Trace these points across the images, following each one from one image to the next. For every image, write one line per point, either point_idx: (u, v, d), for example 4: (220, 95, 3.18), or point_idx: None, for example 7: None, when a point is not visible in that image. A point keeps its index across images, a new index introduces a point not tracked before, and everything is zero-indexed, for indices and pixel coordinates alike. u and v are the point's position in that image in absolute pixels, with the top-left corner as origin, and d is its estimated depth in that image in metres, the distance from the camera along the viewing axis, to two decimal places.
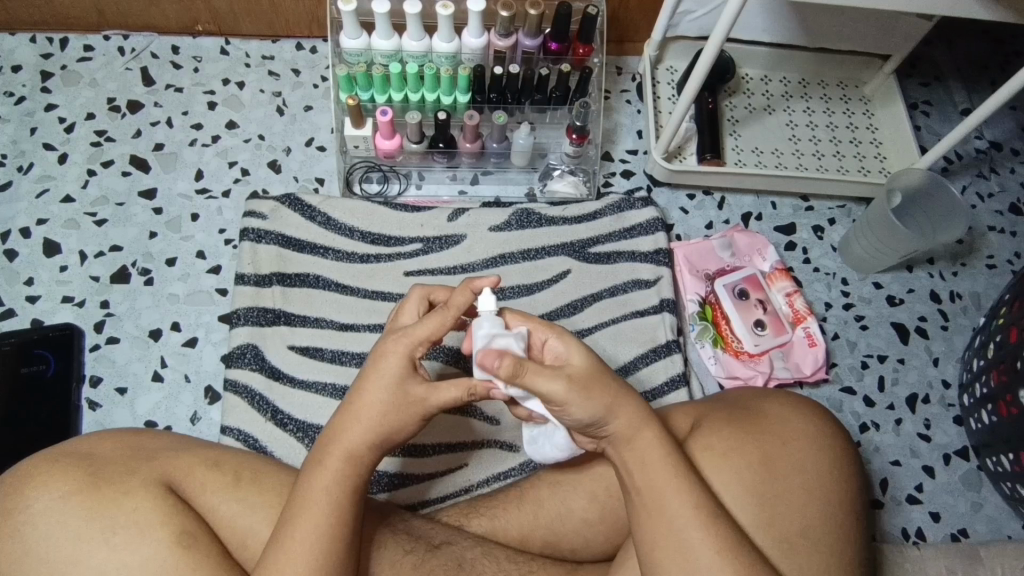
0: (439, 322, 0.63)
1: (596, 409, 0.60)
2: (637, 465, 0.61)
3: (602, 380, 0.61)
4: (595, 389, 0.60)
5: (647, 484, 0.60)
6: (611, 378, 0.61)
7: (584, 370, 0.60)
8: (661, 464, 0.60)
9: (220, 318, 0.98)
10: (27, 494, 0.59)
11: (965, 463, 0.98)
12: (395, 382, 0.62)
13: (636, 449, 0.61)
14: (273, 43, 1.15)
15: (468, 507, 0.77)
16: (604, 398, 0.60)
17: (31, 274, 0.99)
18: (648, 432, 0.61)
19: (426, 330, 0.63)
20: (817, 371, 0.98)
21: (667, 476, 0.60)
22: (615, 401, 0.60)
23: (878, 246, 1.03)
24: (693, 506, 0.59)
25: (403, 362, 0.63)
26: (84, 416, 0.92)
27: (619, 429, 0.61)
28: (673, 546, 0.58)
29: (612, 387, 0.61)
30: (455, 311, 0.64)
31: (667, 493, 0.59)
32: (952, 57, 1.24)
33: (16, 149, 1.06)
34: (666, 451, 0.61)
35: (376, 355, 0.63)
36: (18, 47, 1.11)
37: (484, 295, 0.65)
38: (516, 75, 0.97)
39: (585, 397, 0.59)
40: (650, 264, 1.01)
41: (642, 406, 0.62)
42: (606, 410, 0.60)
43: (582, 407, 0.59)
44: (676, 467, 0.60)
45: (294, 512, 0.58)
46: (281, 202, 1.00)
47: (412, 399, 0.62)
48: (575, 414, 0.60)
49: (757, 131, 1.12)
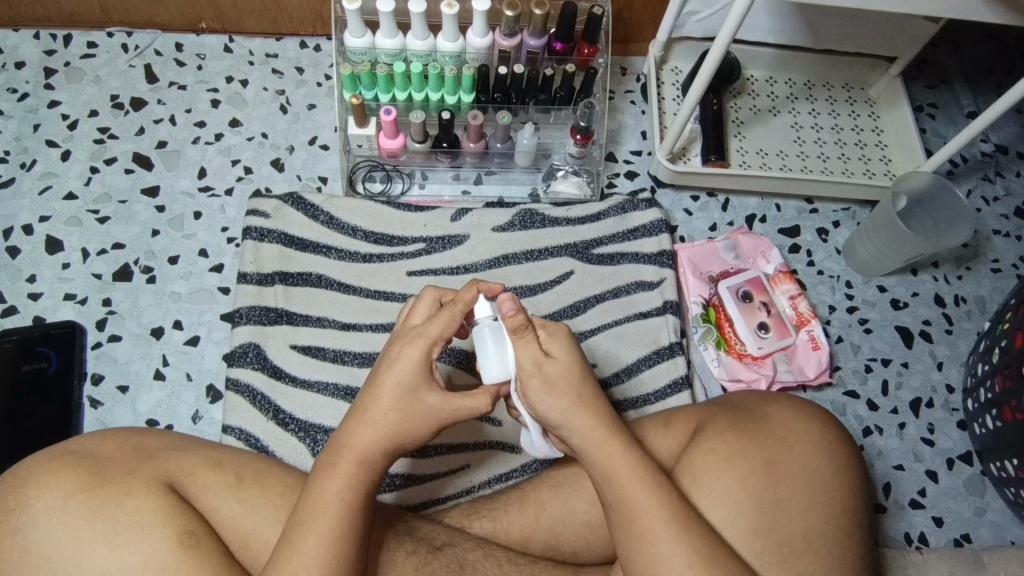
0: (449, 319, 0.64)
1: (558, 409, 0.62)
2: (605, 480, 0.61)
3: (571, 384, 0.62)
4: (560, 385, 0.62)
5: (616, 498, 0.60)
6: (585, 385, 0.63)
7: (560, 366, 0.63)
8: (631, 477, 0.60)
9: (223, 317, 0.98)
10: (27, 494, 0.59)
11: (969, 468, 0.98)
12: (409, 388, 0.62)
13: (600, 464, 0.61)
14: (276, 41, 1.15)
15: (470, 508, 0.77)
16: (566, 399, 0.62)
17: (33, 271, 0.99)
18: (617, 445, 0.61)
19: (437, 329, 0.64)
20: (821, 374, 0.98)
21: (638, 490, 0.59)
22: (574, 407, 0.61)
23: (883, 250, 1.03)
24: (665, 521, 0.58)
25: (420, 366, 0.63)
26: (85, 413, 0.92)
27: (579, 438, 0.62)
28: (649, 561, 0.58)
29: (581, 393, 0.62)
30: (463, 306, 0.65)
31: (643, 509, 0.59)
32: (959, 60, 1.23)
33: (19, 146, 1.06)
34: (634, 466, 0.60)
35: (387, 359, 0.64)
36: (22, 43, 1.11)
37: (481, 301, 0.66)
38: (522, 75, 0.96)
39: (546, 390, 0.62)
40: (654, 265, 1.01)
41: (611, 420, 0.62)
42: (567, 413, 0.62)
43: (543, 402, 0.62)
44: (647, 482, 0.60)
45: (303, 516, 0.58)
46: (284, 201, 1.00)
47: (427, 406, 0.62)
48: (539, 406, 0.62)
49: (762, 133, 1.11)
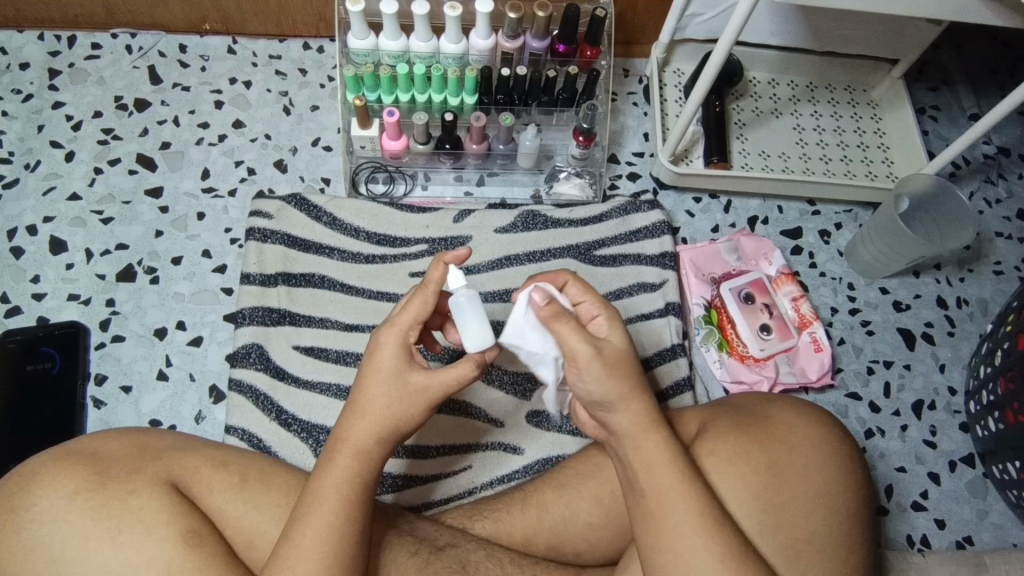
0: (421, 303, 0.64)
1: (614, 388, 0.62)
2: (641, 467, 0.61)
3: (626, 368, 0.63)
4: (620, 371, 0.63)
5: (649, 486, 0.60)
6: (636, 373, 0.64)
7: (618, 352, 0.64)
8: (668, 466, 0.60)
9: (226, 318, 0.98)
10: (33, 493, 0.59)
11: (971, 470, 0.98)
12: (394, 374, 0.62)
13: (642, 451, 0.61)
14: (280, 42, 1.15)
15: (473, 509, 0.77)
16: (623, 385, 0.62)
17: (37, 272, 0.99)
18: (658, 434, 0.62)
19: (411, 312, 0.64)
20: (823, 376, 0.98)
21: (673, 480, 0.60)
22: (624, 394, 0.62)
23: (884, 252, 1.03)
24: (697, 514, 0.58)
25: (400, 351, 0.63)
26: (89, 414, 0.92)
27: (626, 421, 0.62)
28: (674, 552, 0.58)
29: (635, 379, 0.63)
30: (434, 286, 0.64)
31: (671, 500, 0.59)
32: (961, 62, 1.23)
33: (23, 146, 1.06)
34: (672, 455, 0.61)
35: (374, 349, 0.64)
36: (26, 44, 1.11)
37: (453, 272, 0.65)
38: (523, 77, 0.96)
39: (602, 373, 0.62)
40: (656, 267, 1.01)
41: (652, 407, 0.63)
42: (619, 399, 0.62)
43: (598, 388, 0.62)
44: (681, 472, 0.60)
45: (304, 511, 0.58)
46: (286, 202, 1.00)
47: (412, 387, 0.62)
48: (590, 388, 0.63)
49: (764, 135, 1.11)
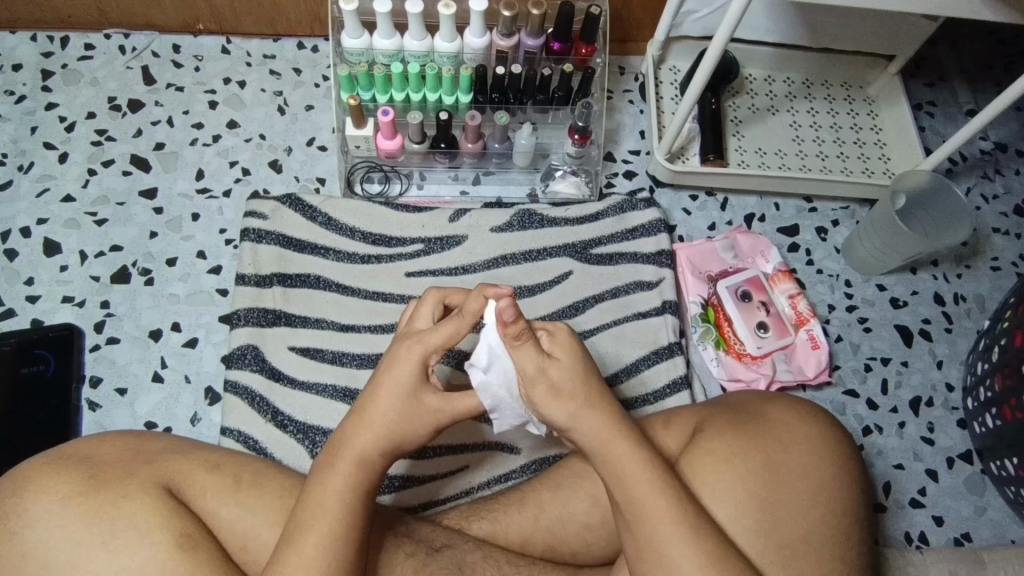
0: (455, 329, 0.63)
1: (563, 415, 0.61)
2: (613, 479, 0.60)
3: (573, 385, 0.62)
4: (566, 389, 0.62)
5: (626, 498, 0.60)
6: (590, 383, 0.62)
7: (562, 368, 0.62)
8: (638, 478, 0.59)
9: (221, 319, 0.98)
10: (25, 497, 0.59)
11: (969, 467, 0.97)
12: (410, 391, 0.62)
13: (609, 463, 0.60)
14: (274, 42, 1.15)
15: (469, 510, 0.77)
16: (572, 403, 0.61)
17: (31, 274, 0.99)
18: (623, 444, 0.61)
19: (441, 337, 0.63)
20: (820, 374, 0.98)
21: (646, 490, 0.59)
22: (582, 408, 0.61)
23: (881, 248, 1.03)
24: (674, 521, 0.58)
25: (419, 369, 0.63)
26: (84, 416, 0.92)
27: (588, 439, 0.61)
28: (657, 560, 0.58)
29: (589, 392, 0.62)
30: (471, 318, 0.64)
31: (649, 508, 0.59)
32: (958, 58, 1.23)
33: (17, 148, 1.05)
34: (642, 464, 0.60)
35: (390, 360, 0.63)
36: (18, 46, 1.11)
37: (491, 307, 0.64)
38: (518, 76, 0.96)
39: (550, 396, 0.62)
40: (652, 265, 1.01)
41: (617, 417, 0.62)
42: (572, 416, 0.61)
43: (551, 407, 0.62)
44: (656, 482, 0.59)
45: (301, 519, 0.58)
46: (281, 203, 1.00)
47: (426, 409, 0.62)
48: (545, 412, 0.62)
49: (761, 132, 1.11)
